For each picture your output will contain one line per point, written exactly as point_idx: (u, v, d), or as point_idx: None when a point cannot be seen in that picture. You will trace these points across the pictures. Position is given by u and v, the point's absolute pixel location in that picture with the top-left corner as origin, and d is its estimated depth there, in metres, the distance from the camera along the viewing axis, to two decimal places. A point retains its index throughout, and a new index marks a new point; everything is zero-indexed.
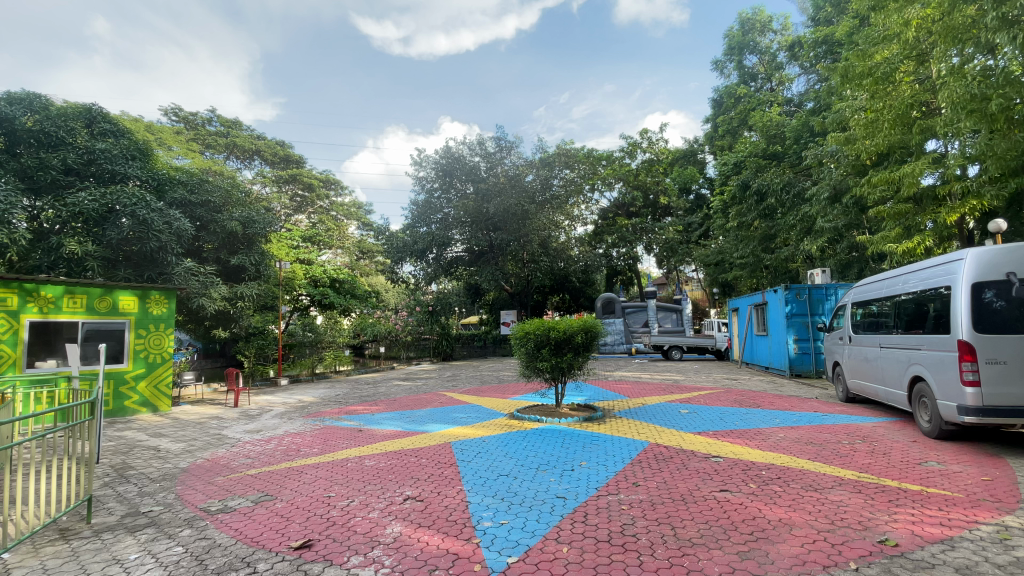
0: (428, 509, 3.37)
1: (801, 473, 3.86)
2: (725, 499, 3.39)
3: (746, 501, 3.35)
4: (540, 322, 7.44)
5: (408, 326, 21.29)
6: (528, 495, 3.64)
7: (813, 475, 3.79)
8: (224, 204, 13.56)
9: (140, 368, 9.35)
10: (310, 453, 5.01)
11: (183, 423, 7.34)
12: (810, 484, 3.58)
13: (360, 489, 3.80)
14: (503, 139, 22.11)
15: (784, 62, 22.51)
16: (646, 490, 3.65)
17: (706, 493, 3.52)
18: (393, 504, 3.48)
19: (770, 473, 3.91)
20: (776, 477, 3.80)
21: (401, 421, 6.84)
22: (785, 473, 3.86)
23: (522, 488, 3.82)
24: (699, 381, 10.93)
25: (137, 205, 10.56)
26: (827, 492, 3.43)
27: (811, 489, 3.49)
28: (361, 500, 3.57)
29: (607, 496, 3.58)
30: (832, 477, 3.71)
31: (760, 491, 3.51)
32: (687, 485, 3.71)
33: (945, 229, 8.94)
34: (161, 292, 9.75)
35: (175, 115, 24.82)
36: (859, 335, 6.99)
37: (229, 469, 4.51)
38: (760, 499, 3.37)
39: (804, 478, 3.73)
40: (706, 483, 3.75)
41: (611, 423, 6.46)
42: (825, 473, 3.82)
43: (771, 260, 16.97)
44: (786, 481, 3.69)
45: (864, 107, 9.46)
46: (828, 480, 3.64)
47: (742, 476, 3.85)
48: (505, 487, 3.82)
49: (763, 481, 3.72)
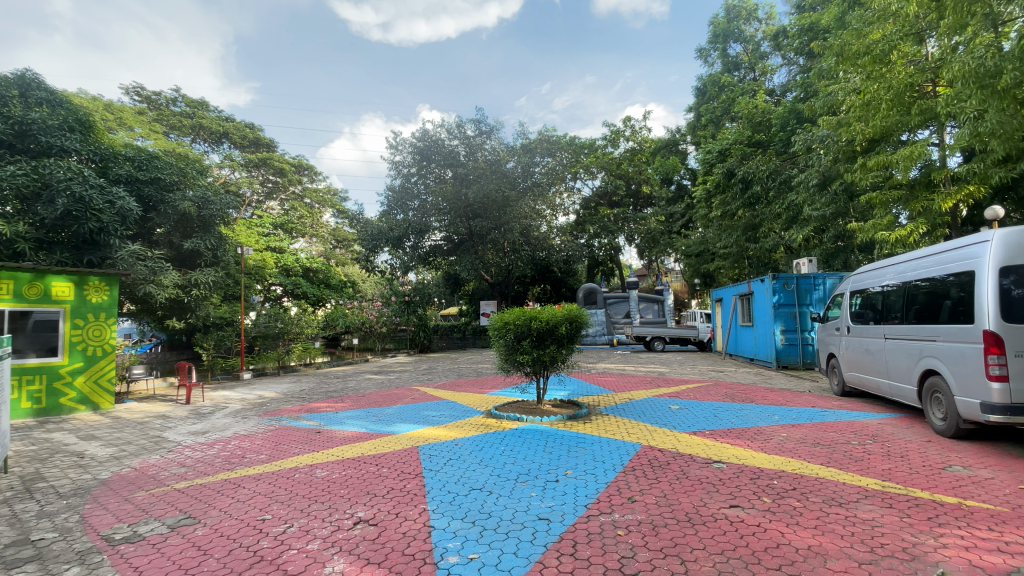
0: (383, 538, 2.81)
1: (819, 483, 3.39)
2: (738, 519, 2.90)
3: (764, 521, 2.86)
4: (520, 312, 6.92)
5: (383, 317, 20.52)
6: (504, 517, 3.10)
7: (834, 487, 3.32)
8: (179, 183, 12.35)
9: (77, 362, 8.55)
10: (256, 460, 4.38)
11: (124, 424, 6.61)
12: (833, 498, 3.11)
13: (304, 509, 3.20)
14: (483, 123, 21.34)
15: (768, 52, 22.31)
16: (644, 508, 3.14)
17: (714, 511, 3.03)
18: (341, 530, 2.90)
19: (782, 483, 3.43)
20: (790, 488, 3.32)
21: (366, 421, 6.22)
22: (799, 483, 3.39)
23: (496, 506, 3.28)
24: (685, 374, 10.52)
25: (73, 180, 9.44)
26: (854, 508, 2.96)
27: (835, 504, 3.02)
28: (302, 525, 2.97)
29: (598, 517, 3.05)
30: (855, 489, 3.25)
31: (776, 508, 3.02)
32: (691, 501, 3.21)
33: (939, 218, 8.72)
34: (102, 278, 8.94)
35: (137, 94, 23.35)
36: (857, 327, 6.64)
37: (154, 482, 3.85)
38: (779, 518, 2.88)
39: (823, 489, 3.26)
40: (712, 498, 3.25)
41: (597, 422, 5.96)
42: (845, 484, 3.35)
43: (755, 250, 16.73)
44: (804, 493, 3.21)
45: (859, 88, 9.07)
46: (852, 493, 3.18)
47: (752, 487, 3.38)
48: (477, 506, 3.28)
49: (778, 493, 3.24)
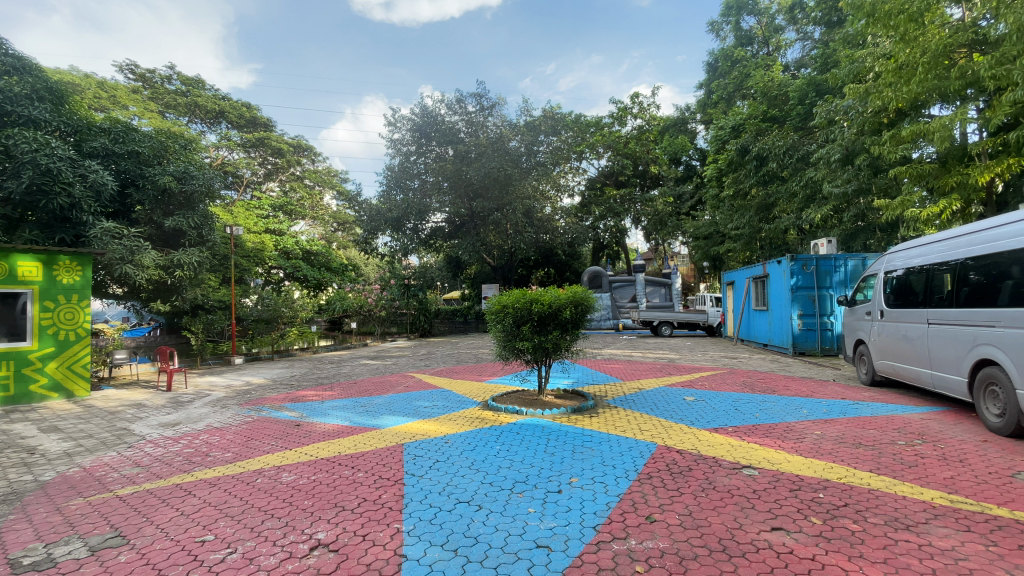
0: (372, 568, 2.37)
1: (874, 497, 2.93)
2: (787, 551, 2.41)
3: (820, 555, 2.37)
4: (520, 295, 6.37)
5: (382, 301, 19.86)
6: (493, 544, 2.60)
7: (893, 503, 2.84)
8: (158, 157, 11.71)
9: (48, 347, 8.23)
10: (219, 460, 3.93)
11: (93, 413, 6.18)
12: (897, 519, 2.65)
13: (269, 527, 2.77)
14: (485, 98, 20.56)
15: (782, 25, 21.31)
16: (667, 532, 2.64)
17: (753, 539, 2.53)
18: (322, 555, 2.49)
19: (830, 498, 2.94)
20: (842, 505, 2.84)
21: (351, 412, 5.73)
22: (851, 498, 2.92)
23: (484, 528, 2.78)
24: (697, 360, 9.96)
25: (39, 151, 8.83)
26: (928, 534, 2.50)
27: (903, 529, 2.56)
28: (265, 549, 2.54)
29: (615, 544, 2.56)
30: (920, 505, 2.79)
31: (830, 533, 2.55)
32: (723, 521, 2.72)
33: (975, 194, 8.17)
34: (72, 258, 8.58)
35: (131, 72, 22.59)
36: (892, 310, 6.11)
37: (96, 487, 3.44)
38: (837, 551, 2.39)
39: (881, 507, 2.80)
40: (749, 518, 2.75)
41: (604, 416, 5.45)
42: (905, 500, 2.87)
43: (768, 231, 16.06)
44: (860, 512, 2.75)
45: (892, 51, 8.38)
46: (918, 511, 2.73)
47: (796, 504, 2.89)
48: (461, 528, 2.78)
49: (828, 513, 2.75)
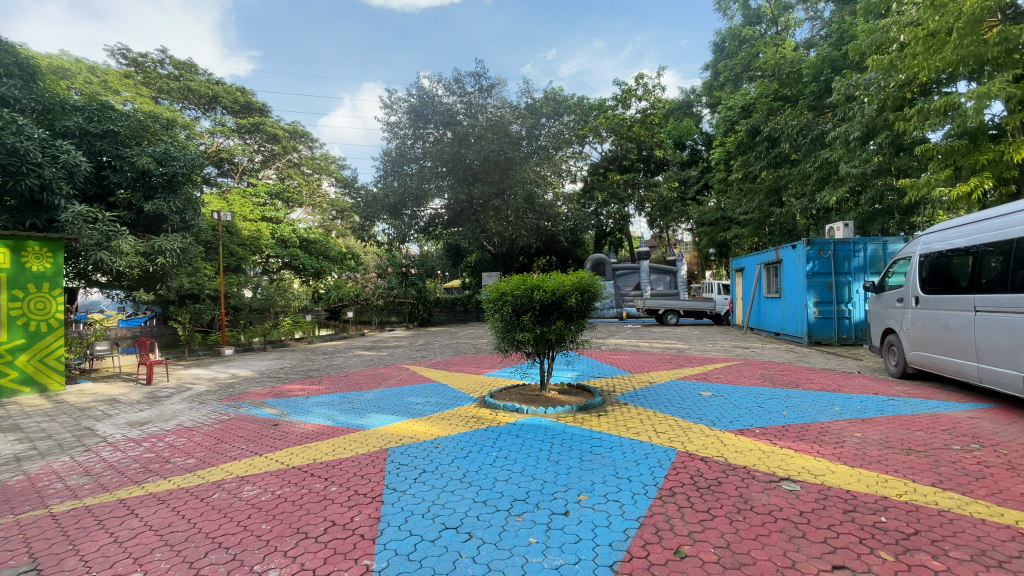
0: None
1: (951, 522, 2.59)
2: None
3: None
4: (521, 281, 5.92)
5: (379, 289, 19.22)
6: None
7: (974, 531, 2.52)
8: (137, 138, 11.22)
9: (18, 339, 7.86)
10: (176, 469, 3.57)
11: (61, 410, 5.79)
12: (984, 554, 2.32)
13: (228, 563, 2.40)
14: (484, 79, 19.90)
15: (792, 3, 20.53)
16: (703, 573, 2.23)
17: None
18: None
19: (895, 524, 2.60)
20: (913, 534, 2.50)
21: (336, 410, 5.31)
22: (922, 526, 2.57)
23: (474, 567, 2.34)
24: (707, 351, 9.51)
25: (5, 129, 8.30)
26: None
27: (996, 567, 2.22)
28: None
29: None
30: (1009, 534, 2.47)
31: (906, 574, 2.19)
32: (769, 559, 2.33)
33: (1005, 173, 7.70)
34: (42, 244, 8.16)
35: (123, 57, 21.93)
36: (928, 297, 5.65)
37: (33, 501, 3.10)
38: None
39: (964, 536, 2.47)
40: (802, 555, 2.35)
41: (613, 414, 5.04)
42: (988, 526, 2.55)
43: (780, 215, 15.51)
44: (938, 544, 2.41)
45: (922, 18, 7.78)
46: (1008, 542, 2.40)
47: (858, 535, 2.51)
48: (445, 567, 2.35)
49: (902, 548, 2.39)
